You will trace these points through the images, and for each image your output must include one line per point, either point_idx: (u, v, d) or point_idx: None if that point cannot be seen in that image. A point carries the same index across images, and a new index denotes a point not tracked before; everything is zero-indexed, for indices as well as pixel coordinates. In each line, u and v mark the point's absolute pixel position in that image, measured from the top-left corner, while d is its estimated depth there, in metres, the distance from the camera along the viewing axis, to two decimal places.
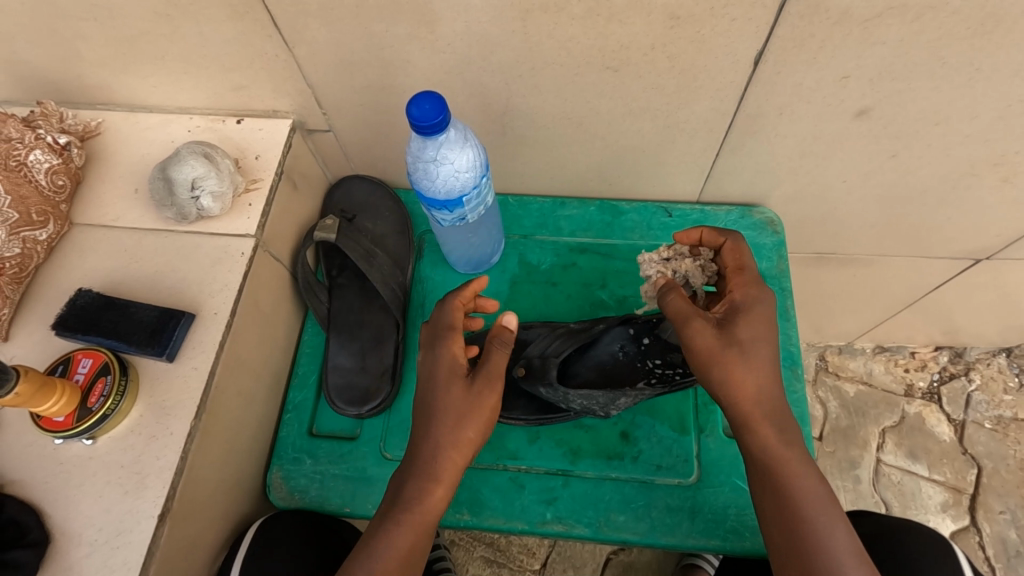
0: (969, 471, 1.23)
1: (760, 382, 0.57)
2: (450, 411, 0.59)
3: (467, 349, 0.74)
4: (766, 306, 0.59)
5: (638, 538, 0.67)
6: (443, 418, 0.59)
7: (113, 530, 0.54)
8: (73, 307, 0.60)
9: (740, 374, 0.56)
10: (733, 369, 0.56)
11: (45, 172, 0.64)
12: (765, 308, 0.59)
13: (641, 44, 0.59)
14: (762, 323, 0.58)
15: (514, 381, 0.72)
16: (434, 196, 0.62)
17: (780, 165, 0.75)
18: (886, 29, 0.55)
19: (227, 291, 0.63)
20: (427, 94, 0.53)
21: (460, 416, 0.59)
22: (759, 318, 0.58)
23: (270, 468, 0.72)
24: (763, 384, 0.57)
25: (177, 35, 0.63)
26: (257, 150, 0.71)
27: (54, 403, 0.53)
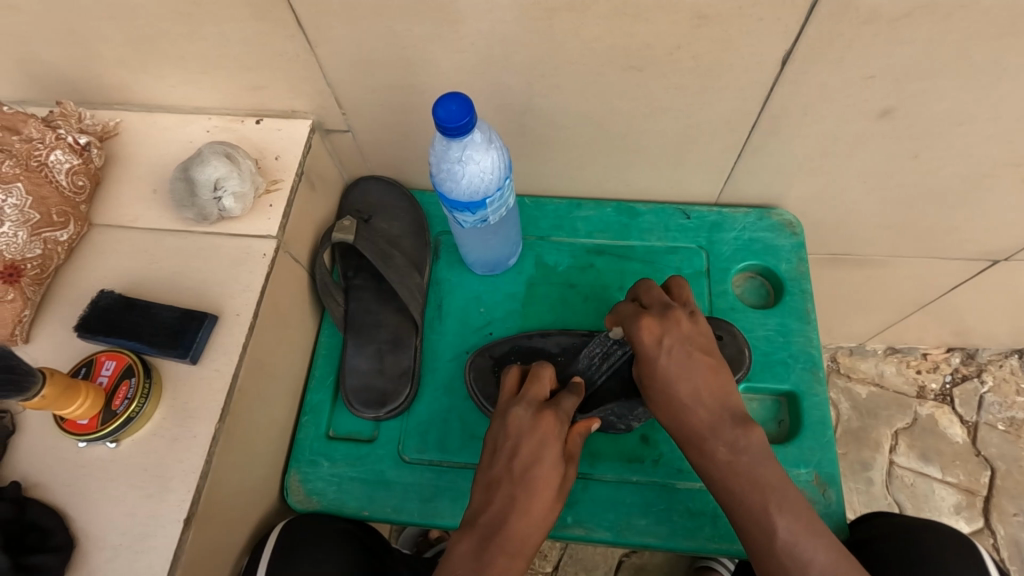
0: (982, 473, 1.22)
1: (686, 399, 0.60)
2: (552, 487, 0.57)
3: (484, 356, 0.73)
4: (649, 327, 0.61)
5: (659, 542, 0.66)
6: (538, 495, 0.56)
7: (138, 533, 0.53)
8: (95, 309, 0.60)
9: (663, 404, 0.61)
10: (655, 400, 0.61)
11: (66, 172, 0.64)
12: (651, 334, 0.61)
13: (666, 44, 0.59)
14: (651, 349, 0.61)
15: None
16: (457, 199, 0.61)
17: (801, 166, 0.75)
18: (914, 29, 0.54)
19: (248, 292, 0.63)
20: (453, 95, 0.53)
21: (553, 495, 0.57)
22: (643, 346, 0.61)
23: (288, 470, 0.71)
24: (689, 398, 0.59)
25: (198, 35, 0.63)
26: (276, 151, 0.71)
27: (79, 406, 0.53)
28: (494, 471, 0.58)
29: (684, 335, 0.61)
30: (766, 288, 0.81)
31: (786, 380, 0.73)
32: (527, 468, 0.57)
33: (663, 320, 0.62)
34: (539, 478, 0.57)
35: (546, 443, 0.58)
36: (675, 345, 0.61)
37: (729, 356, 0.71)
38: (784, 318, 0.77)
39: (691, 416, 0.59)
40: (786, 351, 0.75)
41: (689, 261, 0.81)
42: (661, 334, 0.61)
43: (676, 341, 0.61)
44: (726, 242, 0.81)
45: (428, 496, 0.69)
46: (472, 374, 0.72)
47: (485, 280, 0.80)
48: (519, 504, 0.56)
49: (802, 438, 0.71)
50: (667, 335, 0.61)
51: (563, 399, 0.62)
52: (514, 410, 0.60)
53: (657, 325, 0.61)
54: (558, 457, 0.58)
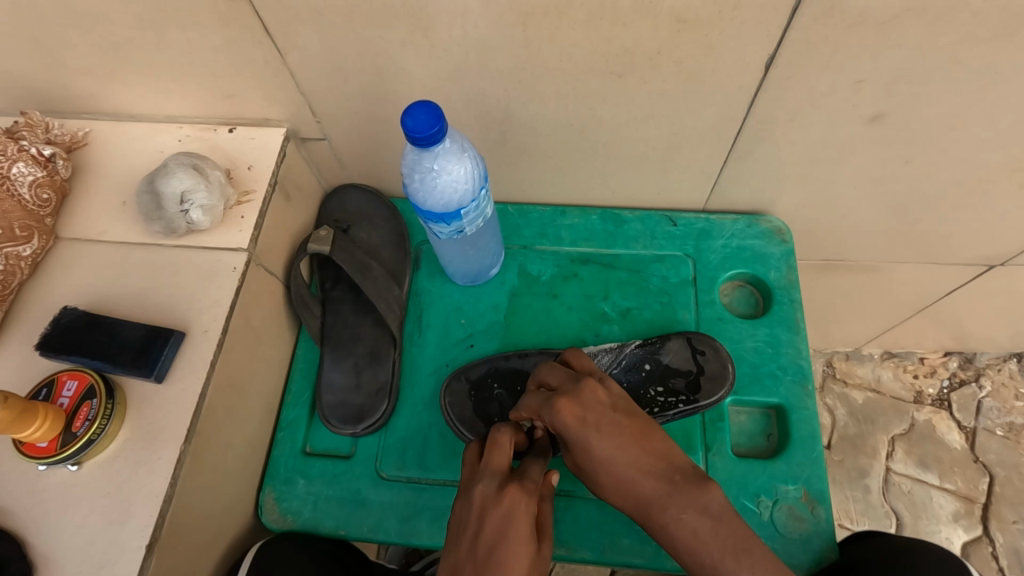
0: (981, 480, 1.20)
1: (632, 480, 0.52)
2: (526, 568, 0.50)
3: (460, 380, 0.71)
4: (571, 409, 0.54)
5: (645, 562, 0.64)
6: None
7: (98, 561, 0.51)
8: (57, 326, 0.58)
9: (612, 489, 0.54)
10: (603, 479, 0.54)
11: (29, 185, 0.62)
12: (572, 414, 0.54)
13: (646, 50, 0.57)
14: (579, 428, 0.54)
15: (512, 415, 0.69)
16: (432, 208, 0.59)
17: (789, 172, 0.73)
18: (904, 32, 0.52)
19: (217, 308, 0.61)
20: (422, 104, 0.51)
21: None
22: (570, 430, 0.54)
23: (263, 488, 0.69)
24: (631, 477, 0.53)
25: (163, 42, 0.61)
26: (250, 160, 0.69)
27: (37, 429, 0.51)
28: (458, 556, 0.51)
29: (603, 403, 0.55)
30: (755, 297, 0.79)
31: (774, 393, 0.71)
32: (491, 550, 0.50)
33: (579, 395, 0.55)
34: (508, 562, 0.49)
35: (514, 514, 0.52)
36: (599, 417, 0.54)
37: (712, 372, 0.69)
38: (772, 329, 0.75)
39: (638, 488, 0.52)
40: (775, 362, 0.73)
41: (676, 270, 0.79)
42: (586, 411, 0.54)
43: (600, 413, 0.54)
44: (714, 250, 0.79)
45: (407, 515, 0.67)
46: (447, 398, 0.70)
47: (467, 291, 0.78)
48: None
49: (790, 453, 0.69)
50: (591, 411, 0.54)
51: (528, 468, 0.58)
52: (477, 484, 0.54)
53: (577, 404, 0.55)
54: (529, 531, 0.52)
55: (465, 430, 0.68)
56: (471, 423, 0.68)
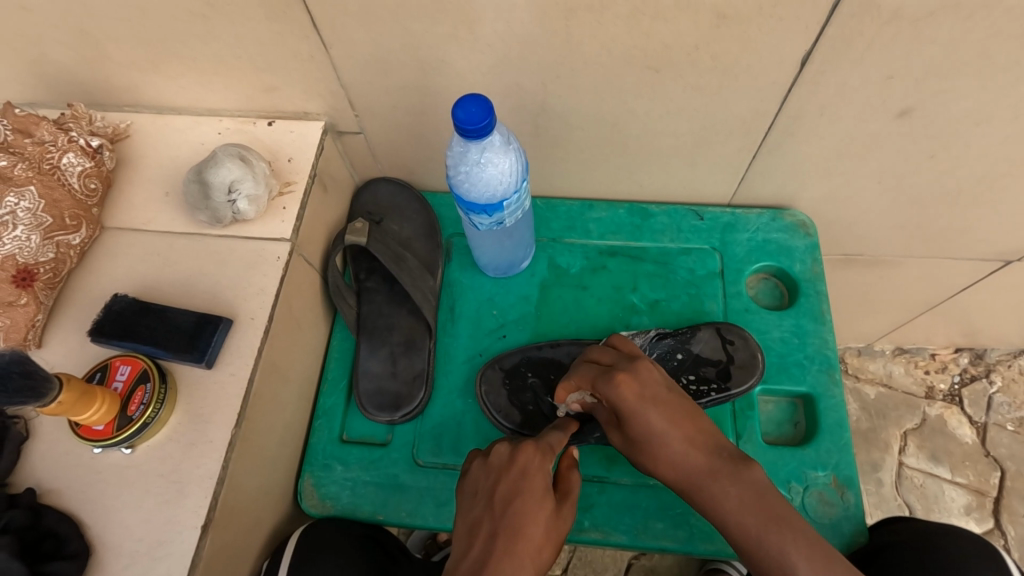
0: (992, 474, 1.21)
1: (678, 455, 0.57)
2: (541, 523, 0.54)
3: (494, 368, 0.72)
4: (628, 387, 0.59)
5: (678, 546, 0.66)
6: (523, 534, 0.52)
7: (155, 540, 0.53)
8: (109, 313, 0.59)
9: (657, 462, 0.58)
10: (652, 456, 0.58)
11: (78, 175, 0.63)
12: (631, 391, 0.59)
13: (684, 44, 0.59)
14: (637, 407, 0.58)
15: (546, 404, 0.70)
16: (475, 201, 0.60)
17: (815, 166, 0.74)
18: (938, 28, 0.54)
19: (263, 296, 0.62)
20: (473, 96, 0.52)
21: (544, 527, 0.54)
22: (628, 405, 0.59)
23: (301, 474, 0.71)
24: (679, 451, 0.57)
25: (212, 36, 0.62)
26: (290, 153, 0.71)
27: (95, 412, 0.53)
28: (476, 511, 0.55)
29: (658, 383, 0.60)
30: (779, 289, 0.80)
31: (802, 382, 0.73)
32: (508, 502, 0.55)
33: (636, 372, 0.60)
34: (523, 512, 0.54)
35: (529, 472, 0.56)
36: (656, 395, 0.59)
37: (741, 361, 0.70)
38: (799, 319, 0.76)
39: (690, 463, 0.57)
40: (802, 352, 0.75)
41: (703, 263, 0.80)
42: (642, 390, 0.59)
43: (655, 390, 0.59)
44: (740, 243, 0.81)
45: (444, 499, 0.68)
46: (483, 386, 0.71)
47: (498, 282, 0.80)
48: (503, 540, 0.52)
49: (819, 440, 0.70)
50: (647, 390, 0.59)
51: (548, 436, 0.61)
52: (495, 446, 0.59)
53: (634, 381, 0.59)
54: (544, 489, 0.56)
55: (500, 418, 0.70)
56: (507, 410, 0.70)
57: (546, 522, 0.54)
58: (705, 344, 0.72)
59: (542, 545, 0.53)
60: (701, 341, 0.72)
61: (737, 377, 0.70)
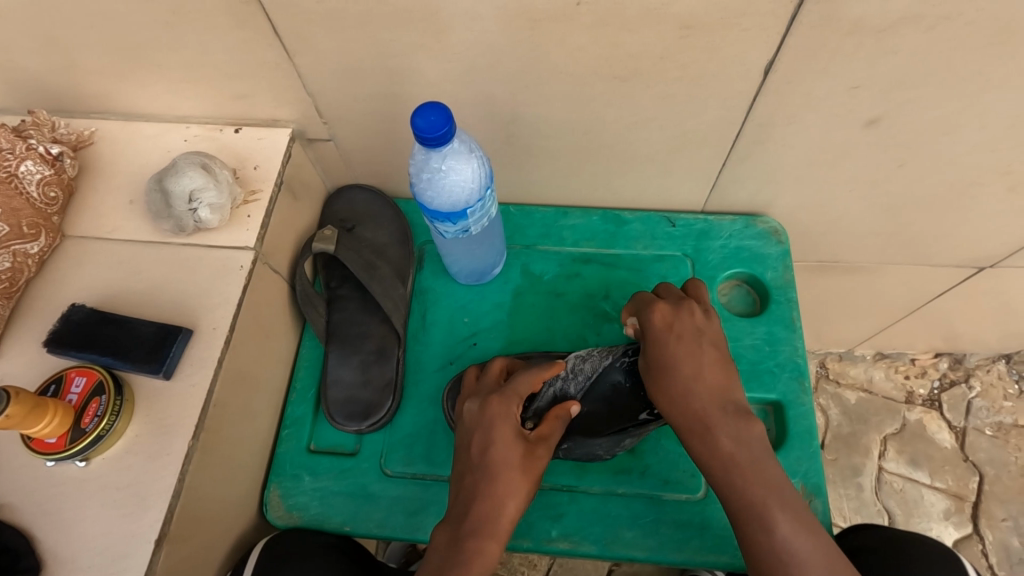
0: (971, 478, 1.22)
1: (682, 389, 0.58)
2: (514, 473, 0.59)
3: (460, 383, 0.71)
4: (661, 312, 0.63)
5: (647, 556, 0.65)
6: (500, 478, 0.58)
7: (109, 555, 0.52)
8: (66, 323, 0.58)
9: (662, 389, 0.59)
10: (657, 384, 0.60)
11: (37, 183, 0.62)
12: (661, 317, 0.62)
13: (650, 53, 0.58)
14: (663, 332, 0.62)
15: None
16: (438, 209, 0.60)
17: (787, 174, 0.74)
18: (899, 38, 0.54)
19: (226, 306, 0.61)
20: (433, 105, 0.52)
21: (517, 471, 0.59)
22: (654, 329, 0.62)
23: (268, 485, 0.70)
24: (686, 388, 0.58)
25: (175, 43, 0.61)
26: (257, 160, 0.70)
27: (48, 424, 0.52)
28: (461, 463, 0.61)
29: (694, 323, 0.62)
30: (752, 296, 0.80)
31: (773, 389, 0.73)
32: (482, 452, 0.60)
33: (676, 308, 0.63)
34: (496, 460, 0.59)
35: (498, 457, 0.59)
36: (685, 330, 0.61)
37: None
38: (771, 327, 0.76)
39: (693, 400, 0.58)
40: (773, 360, 0.74)
41: (676, 270, 0.80)
42: (672, 320, 0.62)
43: (685, 328, 0.62)
44: (713, 250, 0.81)
45: (413, 509, 0.68)
46: (450, 401, 0.70)
47: (470, 289, 0.79)
48: (481, 487, 0.58)
49: (789, 449, 0.70)
50: (678, 319, 0.62)
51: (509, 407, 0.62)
52: (467, 404, 0.64)
53: (670, 311, 0.63)
54: (516, 435, 0.60)
55: None
56: None
57: (520, 467, 0.59)
58: None
59: (520, 485, 0.59)
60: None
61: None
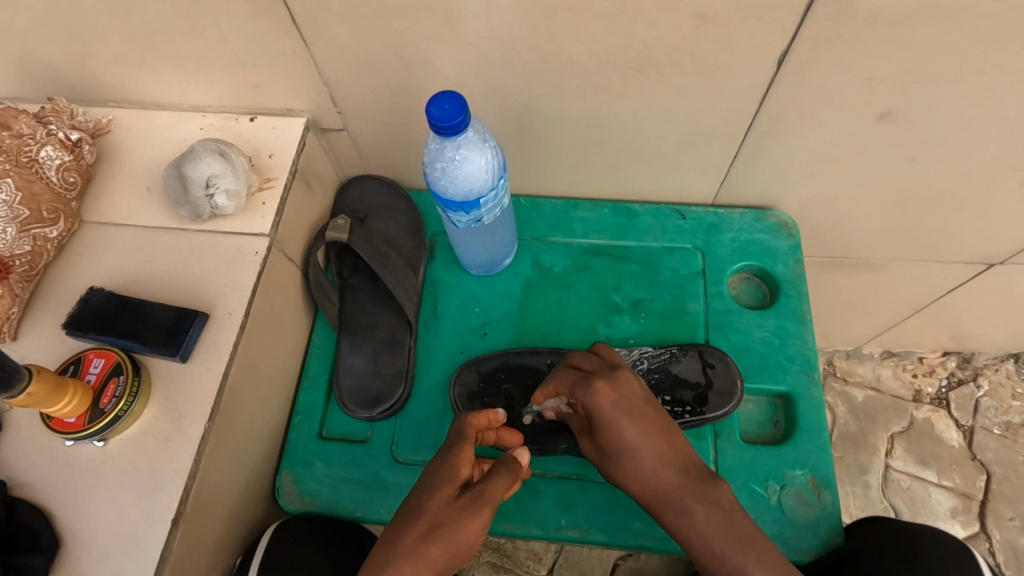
0: (978, 477, 1.22)
1: (648, 472, 0.59)
2: (425, 526, 0.51)
3: (470, 371, 0.72)
4: (605, 396, 0.60)
5: (656, 545, 0.65)
6: (409, 527, 0.51)
7: (126, 534, 0.53)
8: (85, 306, 0.59)
9: (627, 473, 0.60)
10: (626, 478, 0.60)
11: (56, 168, 0.63)
12: (608, 400, 0.60)
13: (663, 44, 0.59)
14: (613, 415, 0.60)
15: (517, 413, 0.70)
16: (451, 198, 0.60)
17: (798, 168, 0.75)
18: (914, 31, 0.54)
19: (240, 291, 0.62)
20: (450, 92, 0.52)
21: (428, 523, 0.51)
22: (605, 414, 0.60)
23: (280, 471, 0.71)
24: (652, 466, 0.59)
25: (192, 32, 0.62)
26: (272, 149, 0.71)
27: (67, 404, 0.52)
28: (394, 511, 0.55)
29: (635, 394, 0.61)
30: (763, 290, 0.81)
31: (782, 382, 0.73)
32: (408, 497, 0.54)
33: (614, 382, 0.61)
34: (416, 505, 0.52)
35: (421, 503, 0.52)
36: (633, 407, 0.60)
37: (721, 387, 0.69)
38: (781, 320, 0.77)
39: (659, 479, 0.58)
40: (782, 352, 0.75)
41: (686, 263, 0.80)
42: (618, 399, 0.60)
43: (632, 400, 0.61)
44: (723, 244, 0.81)
45: None
46: (457, 388, 0.71)
47: (481, 280, 0.80)
48: (389, 535, 0.52)
49: (799, 440, 0.70)
50: (624, 399, 0.60)
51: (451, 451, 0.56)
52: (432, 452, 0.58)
53: (611, 390, 0.60)
54: (450, 483, 0.53)
55: None
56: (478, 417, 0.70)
57: (435, 517, 0.51)
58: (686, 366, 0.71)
59: (426, 541, 0.50)
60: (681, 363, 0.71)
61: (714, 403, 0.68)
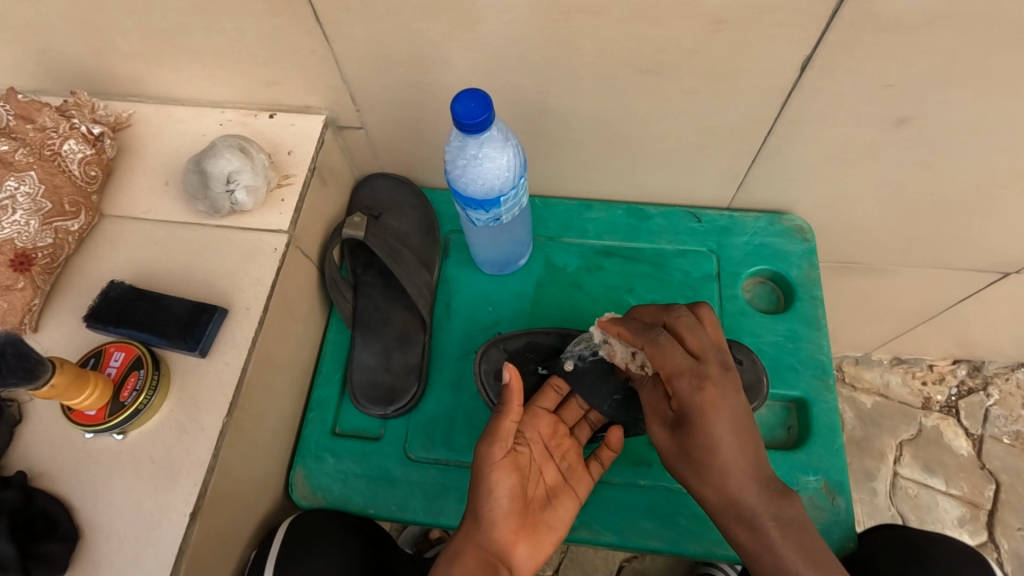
0: (986, 486, 1.21)
1: (730, 479, 0.52)
2: (496, 505, 0.56)
3: (497, 347, 0.72)
4: (712, 394, 0.52)
5: (666, 546, 0.65)
6: (484, 513, 0.56)
7: (144, 526, 0.53)
8: (105, 299, 0.59)
9: (708, 480, 0.53)
10: (705, 472, 0.53)
11: (78, 162, 0.64)
12: (705, 397, 0.52)
13: (682, 46, 0.59)
14: (709, 414, 0.52)
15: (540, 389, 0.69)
16: (472, 195, 0.61)
17: (814, 173, 0.74)
18: (935, 37, 0.54)
19: (258, 286, 0.62)
20: (472, 92, 0.52)
21: (495, 499, 0.56)
22: (696, 411, 0.52)
23: (293, 465, 0.71)
24: (728, 472, 0.52)
25: (214, 28, 0.62)
26: (289, 145, 0.71)
27: (88, 397, 0.53)
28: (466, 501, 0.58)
29: (737, 394, 0.53)
30: (775, 294, 0.81)
31: (794, 386, 0.73)
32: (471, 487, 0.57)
33: (719, 379, 0.53)
34: (480, 495, 0.56)
35: (485, 490, 0.56)
36: (730, 408, 0.52)
37: (745, 382, 0.68)
38: (794, 324, 0.76)
39: (736, 491, 0.52)
40: (795, 356, 0.74)
41: (699, 265, 0.80)
42: (721, 400, 0.52)
43: (732, 404, 0.52)
44: (736, 247, 0.81)
45: (434, 493, 0.69)
46: (482, 362, 0.70)
47: (494, 279, 0.80)
48: (468, 525, 0.56)
49: (810, 445, 0.70)
50: (723, 395, 0.52)
51: (479, 449, 0.57)
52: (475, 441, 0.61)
53: (721, 390, 0.52)
54: (503, 463, 0.57)
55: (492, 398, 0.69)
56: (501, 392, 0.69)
57: (497, 490, 0.56)
58: None
59: (500, 512, 0.56)
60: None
61: None
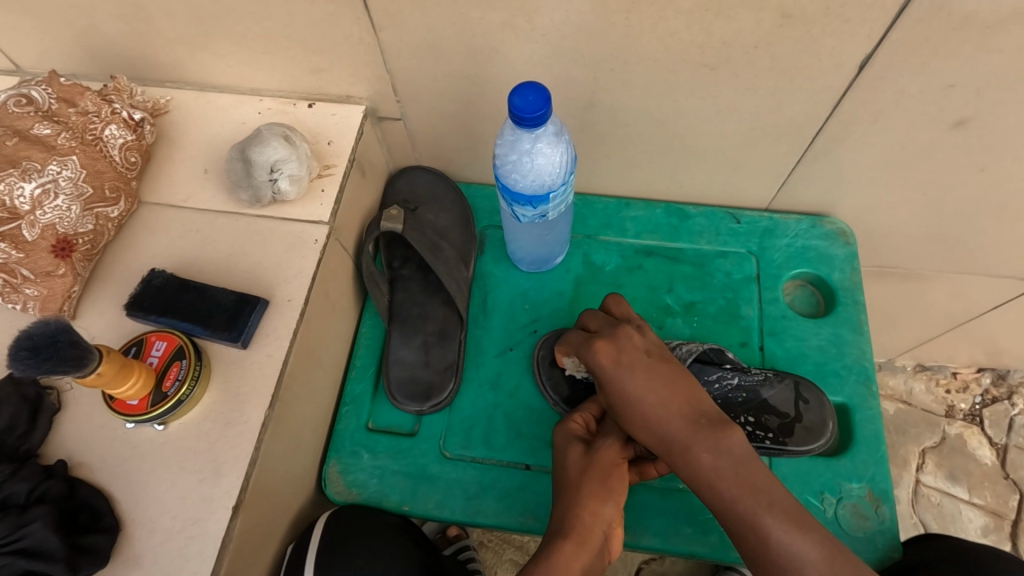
0: (1011, 496, 1.19)
1: (653, 418, 0.52)
2: (608, 506, 0.54)
3: (559, 338, 0.72)
4: (605, 350, 0.57)
5: (709, 552, 0.64)
6: (594, 511, 0.53)
7: (187, 519, 0.52)
8: (147, 287, 0.59)
9: (639, 428, 0.53)
10: (628, 416, 0.54)
11: (119, 147, 0.63)
12: (605, 355, 0.56)
13: (742, 41, 0.57)
14: (610, 370, 0.56)
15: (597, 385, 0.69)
16: (521, 191, 0.59)
17: (861, 175, 0.73)
18: (1006, 37, 0.53)
19: (301, 278, 0.61)
20: (532, 84, 0.51)
21: (607, 498, 0.54)
22: (602, 369, 0.56)
23: (327, 460, 0.70)
24: (654, 412, 0.52)
25: (263, 14, 0.61)
26: (331, 136, 0.70)
27: (131, 386, 0.52)
28: (563, 498, 0.55)
29: (637, 348, 0.56)
30: (817, 298, 0.79)
31: (838, 392, 0.72)
32: (580, 484, 0.55)
33: (613, 338, 0.57)
34: (591, 495, 0.54)
35: (596, 489, 0.54)
36: (634, 359, 0.55)
37: (809, 422, 0.67)
38: (838, 329, 0.75)
39: (667, 427, 0.52)
40: (839, 362, 0.73)
41: (740, 267, 0.79)
42: (616, 352, 0.56)
43: (633, 357, 0.55)
44: (778, 249, 0.80)
45: (471, 492, 0.68)
46: (541, 349, 0.72)
47: (531, 276, 0.79)
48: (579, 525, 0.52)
49: (855, 452, 0.69)
50: (623, 352, 0.56)
51: (601, 451, 0.56)
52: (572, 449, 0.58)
53: (611, 345, 0.57)
54: (614, 467, 0.56)
55: (548, 388, 0.70)
56: (556, 382, 0.70)
57: (609, 490, 0.54)
58: (779, 392, 0.68)
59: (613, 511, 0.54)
60: (774, 388, 0.68)
61: (800, 437, 0.66)
